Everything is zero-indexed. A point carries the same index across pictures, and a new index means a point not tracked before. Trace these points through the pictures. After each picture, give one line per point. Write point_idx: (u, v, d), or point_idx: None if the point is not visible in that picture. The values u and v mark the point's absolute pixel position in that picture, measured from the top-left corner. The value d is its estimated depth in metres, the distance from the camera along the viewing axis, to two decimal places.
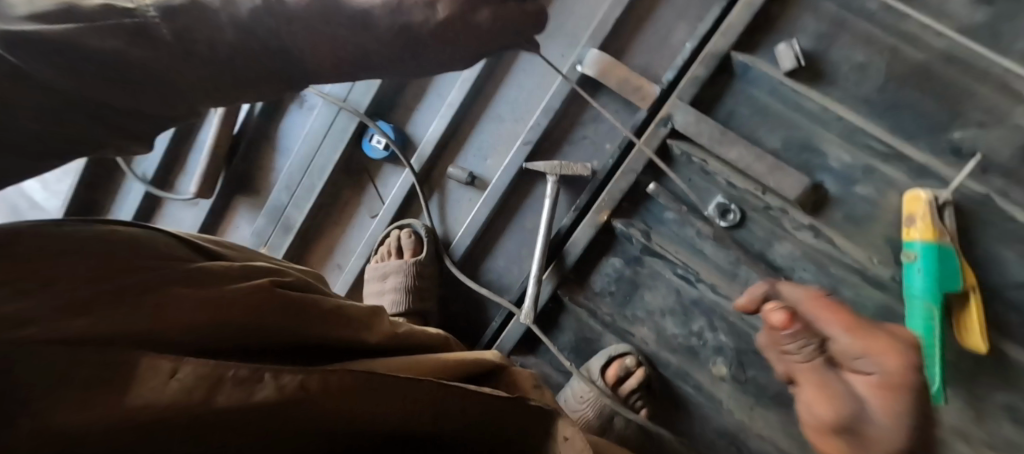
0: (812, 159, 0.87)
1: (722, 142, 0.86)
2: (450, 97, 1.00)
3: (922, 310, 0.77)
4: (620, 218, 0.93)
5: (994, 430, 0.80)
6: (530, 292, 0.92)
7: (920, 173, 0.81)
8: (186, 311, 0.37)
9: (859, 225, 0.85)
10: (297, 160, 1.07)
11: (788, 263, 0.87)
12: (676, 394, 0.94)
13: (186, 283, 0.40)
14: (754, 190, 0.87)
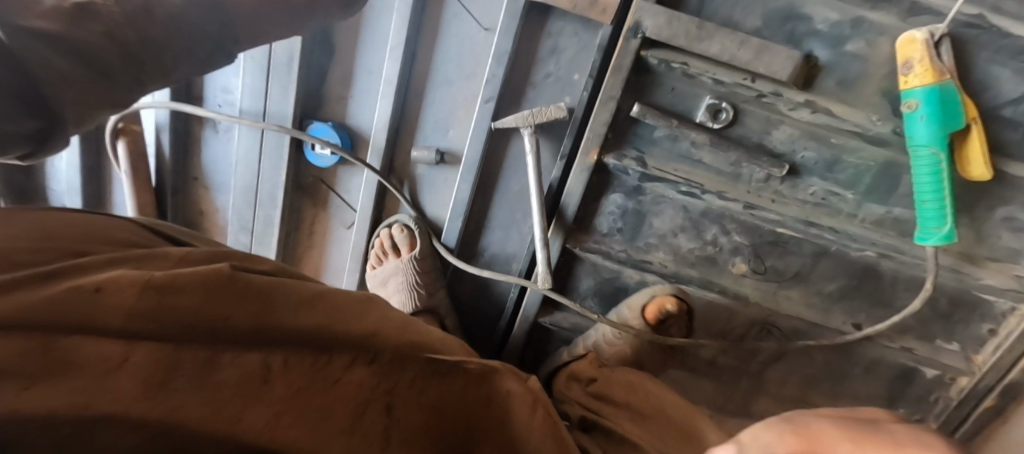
0: (798, 27, 0.78)
1: (702, 38, 0.76)
2: (390, 77, 0.86)
3: (929, 157, 0.75)
4: (610, 153, 0.86)
5: (991, 247, 0.84)
6: (540, 258, 0.87)
7: (911, 12, 0.74)
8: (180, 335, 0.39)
9: (853, 88, 0.80)
10: (241, 197, 0.94)
11: (789, 148, 0.84)
12: (703, 300, 0.96)
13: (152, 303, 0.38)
14: (745, 82, 0.79)
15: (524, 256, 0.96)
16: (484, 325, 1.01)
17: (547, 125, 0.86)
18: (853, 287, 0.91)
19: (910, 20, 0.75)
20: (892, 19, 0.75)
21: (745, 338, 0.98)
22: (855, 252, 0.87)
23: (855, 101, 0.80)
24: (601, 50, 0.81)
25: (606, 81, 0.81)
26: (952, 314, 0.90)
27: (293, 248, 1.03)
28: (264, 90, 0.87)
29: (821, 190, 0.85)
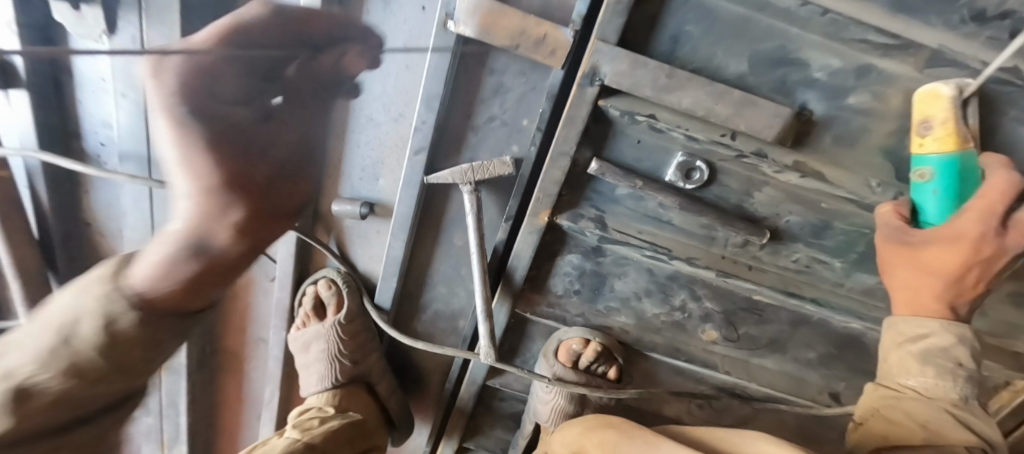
0: (790, 74, 0.63)
1: (671, 89, 0.62)
2: None
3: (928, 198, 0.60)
4: (564, 213, 0.73)
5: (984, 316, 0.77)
6: (483, 331, 0.77)
7: (929, 62, 0.60)
8: None
9: (852, 148, 0.67)
10: (135, 252, 0.80)
11: (771, 211, 0.73)
12: (668, 365, 0.88)
13: None
14: (723, 139, 0.66)
15: (471, 316, 0.85)
16: (429, 382, 0.94)
17: (492, 181, 0.73)
18: (832, 356, 0.84)
19: (928, 71, 0.61)
20: (902, 68, 0.61)
21: (712, 400, 0.91)
22: (839, 321, 0.80)
23: (853, 163, 0.68)
24: (552, 98, 0.65)
25: (557, 135, 0.66)
26: None
27: None
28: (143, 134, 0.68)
29: (805, 257, 0.76)
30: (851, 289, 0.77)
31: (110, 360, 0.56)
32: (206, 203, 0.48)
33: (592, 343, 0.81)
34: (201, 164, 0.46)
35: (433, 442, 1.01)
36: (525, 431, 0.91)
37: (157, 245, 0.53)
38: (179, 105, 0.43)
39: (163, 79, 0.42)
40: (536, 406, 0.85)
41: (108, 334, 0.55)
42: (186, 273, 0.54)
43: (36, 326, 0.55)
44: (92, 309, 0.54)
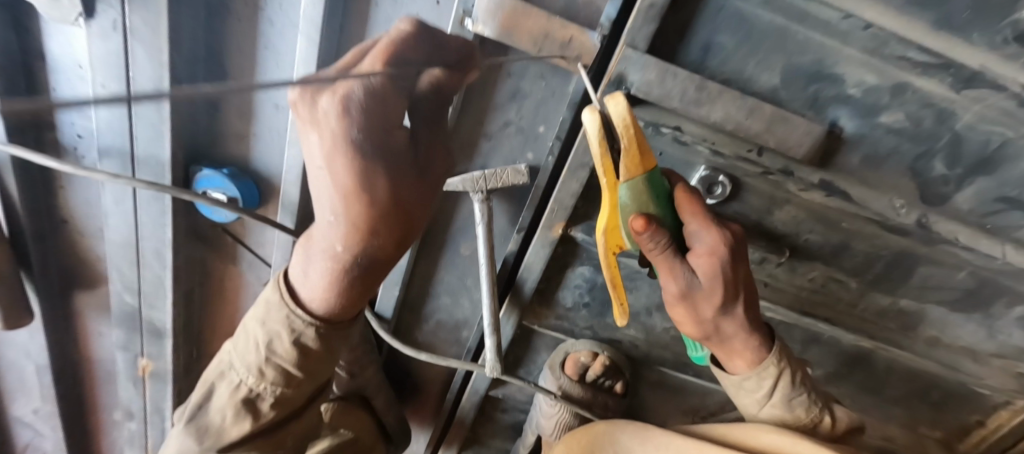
0: (823, 90, 0.58)
1: (700, 102, 0.58)
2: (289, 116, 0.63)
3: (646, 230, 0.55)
4: (578, 226, 0.70)
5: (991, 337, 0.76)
6: (489, 345, 0.73)
7: (968, 83, 0.55)
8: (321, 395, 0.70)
9: (881, 168, 0.63)
10: (120, 255, 0.75)
11: (791, 230, 0.70)
12: (675, 380, 0.87)
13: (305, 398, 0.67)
14: (751, 155, 0.63)
15: (476, 326, 0.83)
16: (429, 391, 0.92)
17: (506, 190, 0.69)
18: (839, 372, 0.85)
19: (964, 93, 0.56)
20: (948, 89, 0.56)
21: (715, 410, 0.90)
22: (848, 338, 0.80)
23: (882, 183, 0.64)
24: (573, 106, 0.61)
25: (577, 145, 0.61)
26: (937, 400, 0.85)
27: (207, 302, 0.88)
28: (125, 129, 0.62)
29: (821, 276, 0.75)
30: (863, 309, 0.77)
31: (304, 371, 0.63)
32: (377, 218, 0.54)
33: (599, 357, 0.80)
34: (379, 186, 0.51)
35: (432, 449, 0.99)
36: (526, 442, 0.89)
37: (316, 262, 0.58)
38: (351, 142, 0.46)
39: (350, 113, 0.43)
40: (540, 420, 0.83)
41: (298, 350, 0.61)
42: (352, 289, 0.59)
43: (239, 345, 0.64)
44: (276, 331, 0.60)
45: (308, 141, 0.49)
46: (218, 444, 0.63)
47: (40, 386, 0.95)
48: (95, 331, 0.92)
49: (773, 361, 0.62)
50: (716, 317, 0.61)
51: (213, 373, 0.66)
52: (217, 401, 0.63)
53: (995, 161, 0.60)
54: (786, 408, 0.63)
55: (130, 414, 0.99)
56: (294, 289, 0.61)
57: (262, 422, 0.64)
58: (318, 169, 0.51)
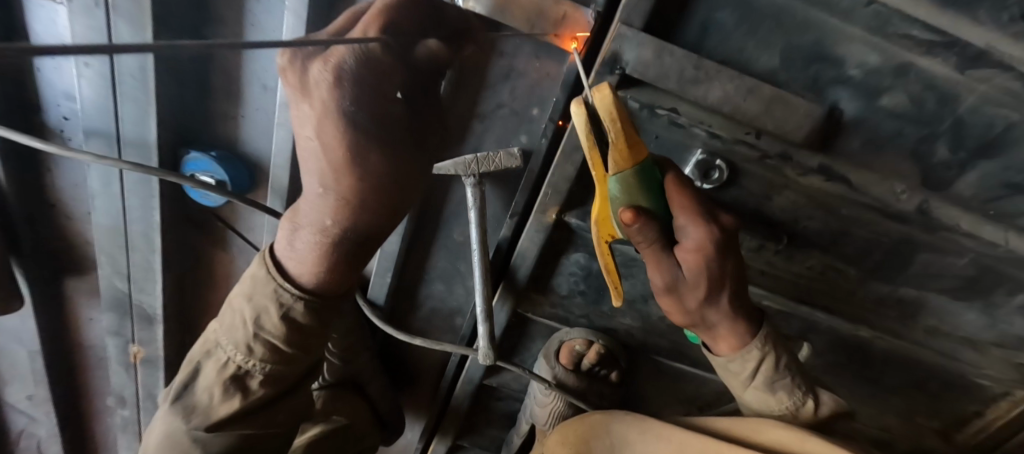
0: (824, 71, 0.57)
1: (698, 82, 0.57)
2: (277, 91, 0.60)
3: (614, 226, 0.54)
4: (572, 210, 0.68)
5: (990, 326, 0.75)
6: (481, 332, 0.71)
7: (972, 63, 0.53)
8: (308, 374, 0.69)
9: (881, 153, 0.62)
10: (108, 238, 0.74)
11: (789, 216, 0.69)
12: (670, 370, 0.86)
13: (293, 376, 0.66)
14: (750, 139, 0.61)
15: (469, 314, 0.82)
16: (422, 379, 0.91)
17: (498, 175, 0.67)
18: (837, 363, 0.84)
19: (968, 73, 0.54)
20: (953, 70, 0.54)
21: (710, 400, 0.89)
22: (846, 328, 0.79)
23: (883, 167, 0.63)
24: (566, 87, 0.59)
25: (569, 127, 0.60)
26: (936, 392, 0.84)
27: (198, 289, 0.87)
28: (111, 109, 0.61)
29: (819, 264, 0.73)
30: (862, 299, 0.76)
31: (294, 347, 0.62)
32: (365, 193, 0.54)
33: (594, 345, 0.79)
34: (371, 161, 0.50)
35: (425, 439, 0.98)
36: (519, 430, 0.88)
37: (305, 234, 0.59)
38: (342, 114, 0.43)
39: (342, 85, 0.40)
40: (534, 408, 0.83)
41: (289, 324, 0.60)
42: (338, 260, 0.60)
43: (226, 321, 0.63)
44: (264, 306, 0.60)
45: (300, 112, 0.48)
46: (207, 422, 0.62)
47: (33, 370, 0.95)
48: (87, 316, 0.92)
49: (757, 345, 0.61)
50: (701, 307, 0.60)
51: (199, 352, 0.65)
52: (204, 379, 0.62)
53: (999, 145, 0.59)
54: (768, 390, 0.62)
55: (123, 400, 0.99)
56: (281, 263, 0.61)
57: (251, 401, 0.63)
58: (309, 137, 0.50)
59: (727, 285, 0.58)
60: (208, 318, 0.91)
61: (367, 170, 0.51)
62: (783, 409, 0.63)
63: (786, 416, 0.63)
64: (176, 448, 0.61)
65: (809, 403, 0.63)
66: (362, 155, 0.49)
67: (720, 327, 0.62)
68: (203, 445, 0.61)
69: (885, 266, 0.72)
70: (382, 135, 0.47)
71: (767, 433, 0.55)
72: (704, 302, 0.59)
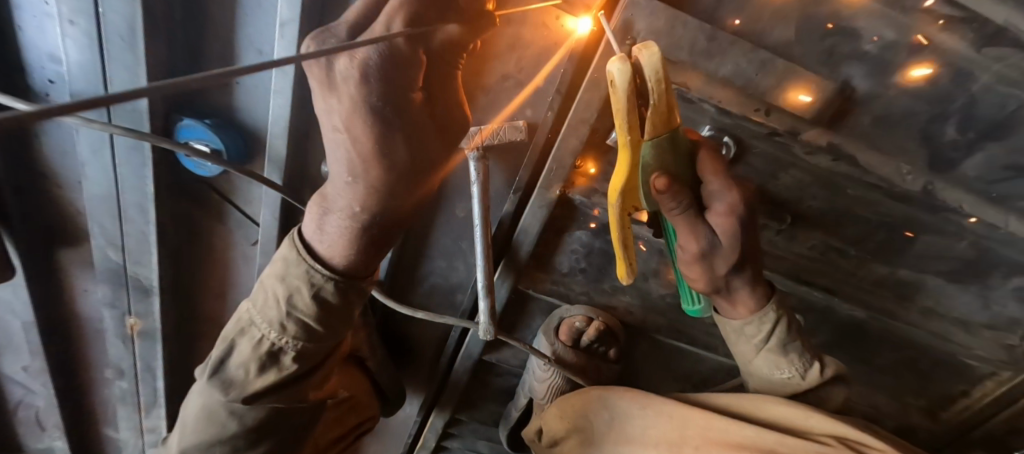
0: (840, 45, 0.55)
1: (711, 55, 0.56)
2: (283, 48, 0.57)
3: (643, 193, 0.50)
4: (577, 187, 0.68)
5: (984, 307, 0.76)
6: (482, 308, 0.68)
7: (990, 41, 0.53)
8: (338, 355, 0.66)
9: (891, 131, 0.61)
10: (101, 207, 0.73)
11: (795, 196, 0.68)
12: (668, 347, 0.87)
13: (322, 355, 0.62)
14: (760, 115, 0.61)
15: (471, 290, 0.81)
16: (421, 354, 0.91)
17: (503, 148, 0.66)
18: (833, 343, 0.84)
19: (984, 51, 0.53)
20: (970, 46, 0.53)
21: (705, 375, 0.90)
22: (844, 308, 0.79)
23: (892, 147, 0.62)
24: (577, 57, 0.57)
25: (578, 99, 0.59)
26: (926, 372, 0.85)
27: (194, 262, 0.86)
28: (99, 71, 0.59)
29: (822, 244, 0.73)
30: (861, 279, 0.76)
31: (327, 327, 0.57)
32: (399, 180, 0.48)
33: (594, 322, 0.79)
34: (399, 153, 0.46)
35: (424, 413, 0.99)
36: (518, 405, 0.89)
37: (334, 219, 0.52)
38: (369, 108, 0.41)
39: (370, 81, 0.39)
40: (528, 382, 0.84)
41: (321, 305, 0.55)
42: (366, 249, 0.54)
43: (259, 298, 0.57)
44: (296, 286, 0.54)
45: (326, 106, 0.42)
46: (242, 396, 0.58)
47: (29, 341, 0.94)
48: (81, 288, 0.90)
49: (773, 307, 0.62)
50: (728, 274, 0.58)
51: (233, 328, 0.60)
52: (240, 355, 0.57)
53: (1009, 126, 0.58)
54: (781, 353, 0.62)
55: (121, 372, 0.98)
56: (311, 244, 0.55)
57: (286, 376, 0.59)
58: (333, 130, 0.44)
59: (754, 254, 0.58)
60: (204, 291, 0.90)
61: (403, 159, 0.47)
62: (791, 371, 0.63)
63: (793, 378, 0.63)
64: (215, 418, 0.60)
65: (815, 367, 0.63)
66: (386, 147, 0.45)
67: (740, 294, 0.61)
68: (239, 418, 0.60)
69: (886, 246, 0.72)
70: (394, 129, 0.43)
71: (769, 408, 0.56)
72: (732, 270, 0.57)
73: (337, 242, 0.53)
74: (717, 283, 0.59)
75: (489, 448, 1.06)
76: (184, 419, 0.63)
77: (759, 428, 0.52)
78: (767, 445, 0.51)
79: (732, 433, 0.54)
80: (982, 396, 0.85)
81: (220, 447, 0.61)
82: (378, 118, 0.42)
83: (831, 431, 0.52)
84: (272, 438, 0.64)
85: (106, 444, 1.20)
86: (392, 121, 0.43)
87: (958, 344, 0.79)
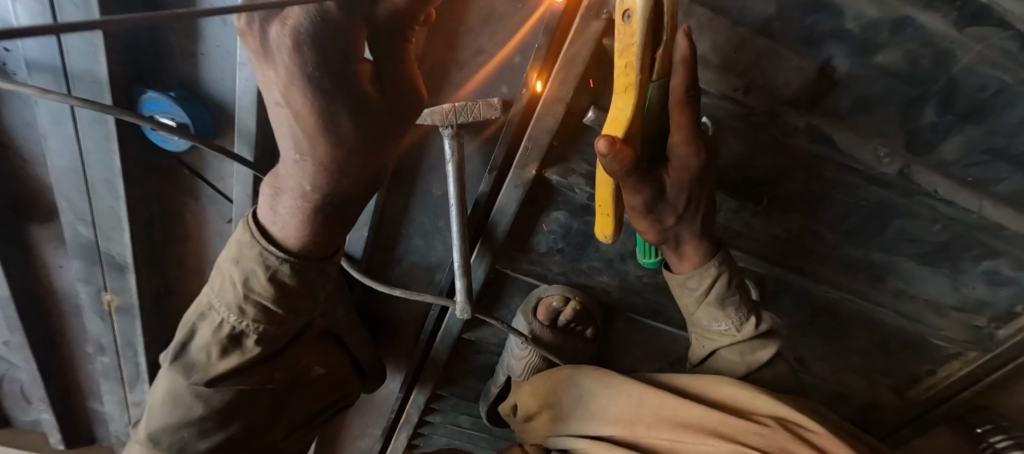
0: (821, 23, 0.54)
1: (688, 30, 0.55)
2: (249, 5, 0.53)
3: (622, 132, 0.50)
4: (554, 167, 0.67)
5: (954, 289, 0.77)
6: (460, 287, 0.68)
7: (973, 20, 0.51)
8: (304, 335, 0.66)
9: (870, 113, 0.60)
10: (69, 181, 0.71)
11: (772, 178, 0.68)
12: (644, 326, 0.88)
13: (285, 336, 0.62)
14: (738, 94, 0.60)
15: (448, 269, 0.81)
16: (401, 333, 0.91)
17: (478, 126, 0.65)
18: (807, 322, 0.86)
19: (966, 31, 0.52)
20: (954, 25, 0.52)
21: (681, 353, 0.91)
22: (818, 289, 0.80)
23: (869, 129, 0.62)
24: (549, 31, 0.55)
25: (553, 77, 0.58)
26: (896, 352, 0.87)
27: (169, 238, 0.85)
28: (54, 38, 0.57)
29: (797, 226, 0.73)
30: (835, 262, 0.77)
31: (286, 308, 0.57)
32: (348, 157, 0.46)
33: (571, 302, 0.80)
34: (345, 129, 0.43)
35: (405, 389, 1.00)
36: (496, 382, 0.90)
37: (286, 200, 0.50)
38: (307, 80, 0.38)
39: (303, 52, 0.36)
40: (506, 359, 0.85)
41: (278, 288, 0.54)
42: (321, 228, 0.52)
43: (216, 282, 0.57)
44: (251, 269, 0.54)
45: (264, 77, 0.39)
46: (206, 379, 0.59)
47: (6, 318, 0.94)
48: (56, 264, 0.90)
49: (714, 263, 0.66)
50: (676, 223, 0.62)
51: (193, 313, 0.59)
52: (200, 339, 0.58)
53: (986, 109, 0.58)
54: (718, 306, 0.67)
55: (102, 347, 0.98)
56: (265, 227, 0.54)
57: (249, 358, 0.59)
58: (275, 104, 0.41)
59: (701, 210, 0.62)
60: (181, 268, 0.90)
61: (351, 137, 0.44)
62: (728, 323, 0.68)
63: (729, 330, 0.68)
64: (180, 401, 0.60)
65: (751, 321, 0.68)
66: (331, 125, 0.42)
67: (689, 246, 0.66)
68: (205, 400, 0.60)
69: (861, 228, 0.72)
70: (339, 105, 0.41)
71: (721, 390, 0.58)
72: (679, 219, 0.62)
73: (291, 215, 0.51)
74: (669, 231, 0.63)
75: (471, 423, 1.08)
76: (150, 404, 0.63)
77: (705, 409, 0.54)
78: (711, 425, 0.53)
79: (681, 412, 0.56)
80: (949, 374, 0.87)
81: (188, 428, 0.61)
82: (319, 92, 0.39)
83: (773, 412, 0.54)
84: (243, 417, 0.65)
85: (93, 417, 1.22)
86: (332, 93, 0.40)
87: (924, 323, 0.81)
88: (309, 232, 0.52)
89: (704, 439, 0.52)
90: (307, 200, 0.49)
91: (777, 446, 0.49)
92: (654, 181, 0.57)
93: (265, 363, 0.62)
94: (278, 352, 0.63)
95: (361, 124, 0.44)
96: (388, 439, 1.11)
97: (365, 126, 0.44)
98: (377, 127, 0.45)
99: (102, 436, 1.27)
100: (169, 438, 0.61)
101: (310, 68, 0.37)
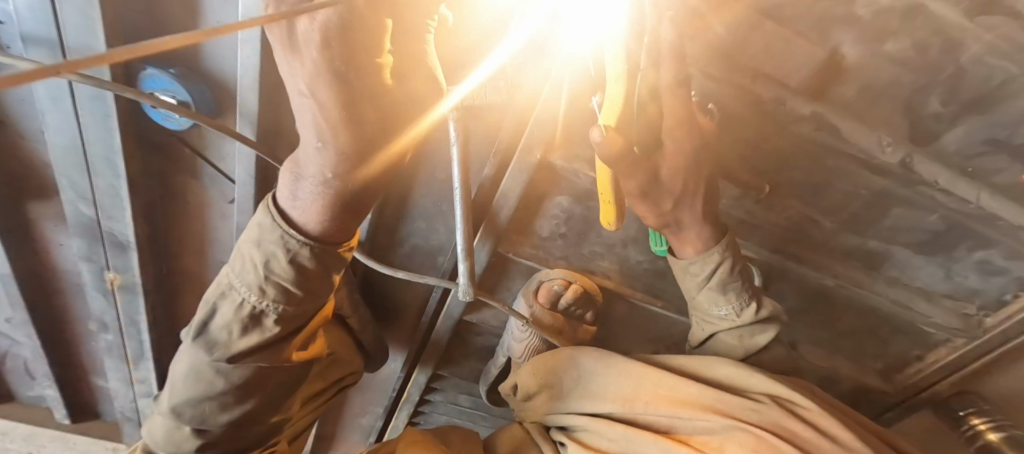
0: (833, 8, 0.53)
1: (700, 14, 0.55)
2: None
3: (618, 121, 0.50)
4: (559, 152, 0.67)
5: (946, 278, 0.78)
6: (462, 270, 0.66)
7: (984, 9, 0.51)
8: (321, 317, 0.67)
9: (875, 103, 0.61)
10: (71, 161, 0.71)
11: (775, 165, 0.69)
12: (643, 310, 0.89)
13: (304, 316, 0.62)
14: (750, 83, 0.60)
15: (451, 252, 0.82)
16: (405, 315, 0.92)
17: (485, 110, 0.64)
18: (801, 309, 0.87)
19: (978, 20, 0.52)
20: (964, 13, 0.51)
21: (678, 336, 0.93)
22: (814, 276, 0.82)
23: (875, 119, 0.62)
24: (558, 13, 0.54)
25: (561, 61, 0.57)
26: (886, 337, 0.89)
27: (170, 217, 0.85)
28: (48, 11, 0.55)
29: (797, 215, 0.74)
30: (832, 250, 0.78)
31: (305, 290, 0.57)
32: (369, 145, 0.46)
33: (572, 285, 0.80)
34: (367, 120, 0.43)
35: (409, 369, 1.01)
36: (497, 362, 0.92)
37: (307, 185, 0.50)
38: (333, 74, 0.37)
39: (331, 49, 0.35)
40: (507, 344, 0.87)
41: (297, 270, 0.55)
42: (340, 213, 0.52)
43: (237, 263, 0.58)
44: (271, 251, 0.54)
45: (289, 67, 0.39)
46: (227, 356, 0.60)
47: (7, 295, 0.94)
48: (56, 242, 0.90)
49: (718, 250, 0.66)
50: (675, 209, 0.63)
51: (213, 292, 0.60)
52: (222, 317, 0.59)
53: (991, 99, 0.58)
54: (719, 291, 0.69)
55: (105, 325, 0.99)
56: (286, 210, 0.54)
57: (269, 337, 0.60)
58: (300, 93, 0.41)
59: (699, 195, 0.63)
60: (182, 247, 0.90)
61: (373, 127, 0.44)
62: (728, 308, 0.69)
63: (728, 315, 0.70)
64: (201, 377, 0.61)
65: (751, 306, 0.69)
66: (354, 118, 0.42)
67: (690, 231, 0.67)
68: (225, 376, 0.61)
69: (861, 216, 0.73)
70: (362, 97, 0.41)
71: (715, 370, 0.61)
72: (677, 205, 0.63)
73: (312, 199, 0.51)
74: (671, 207, 0.63)
75: (470, 402, 1.10)
76: (172, 379, 0.64)
77: (702, 386, 0.57)
78: (709, 402, 0.55)
79: (680, 390, 0.58)
80: (936, 360, 0.89)
81: (209, 403, 0.62)
82: (343, 84, 0.38)
83: (769, 391, 0.56)
84: (261, 395, 0.66)
85: (96, 393, 1.23)
86: (356, 87, 0.39)
87: (917, 311, 0.83)
88: (330, 216, 0.52)
89: (702, 414, 0.53)
90: (328, 184, 0.49)
91: (772, 420, 0.51)
92: (654, 170, 0.58)
93: (283, 342, 0.63)
94: (296, 333, 0.64)
95: (382, 118, 0.44)
96: (389, 417, 1.13)
97: (385, 118, 0.44)
98: (396, 122, 0.45)
99: (107, 411, 1.29)
100: (192, 409, 0.63)
101: (333, 65, 0.36)
